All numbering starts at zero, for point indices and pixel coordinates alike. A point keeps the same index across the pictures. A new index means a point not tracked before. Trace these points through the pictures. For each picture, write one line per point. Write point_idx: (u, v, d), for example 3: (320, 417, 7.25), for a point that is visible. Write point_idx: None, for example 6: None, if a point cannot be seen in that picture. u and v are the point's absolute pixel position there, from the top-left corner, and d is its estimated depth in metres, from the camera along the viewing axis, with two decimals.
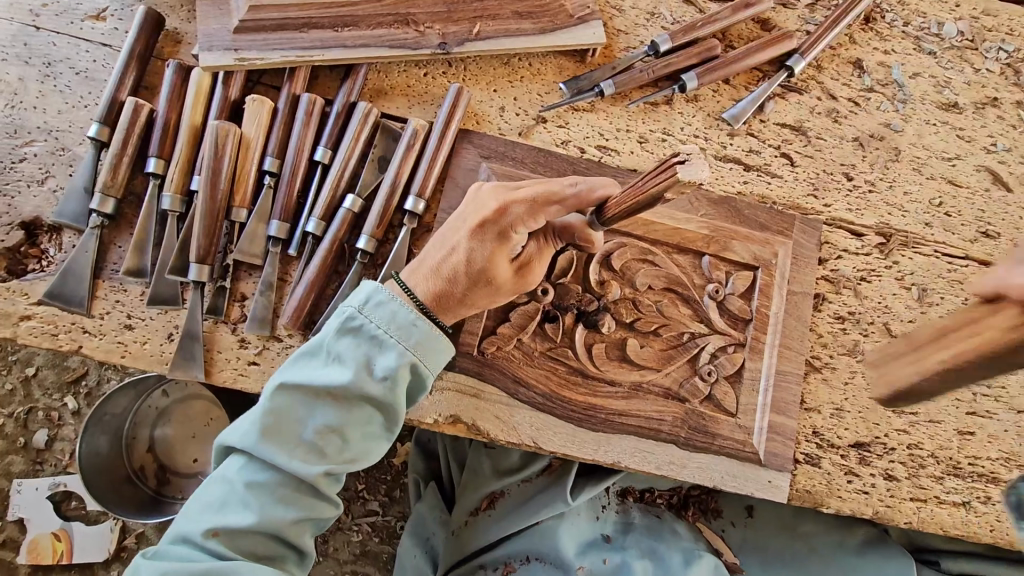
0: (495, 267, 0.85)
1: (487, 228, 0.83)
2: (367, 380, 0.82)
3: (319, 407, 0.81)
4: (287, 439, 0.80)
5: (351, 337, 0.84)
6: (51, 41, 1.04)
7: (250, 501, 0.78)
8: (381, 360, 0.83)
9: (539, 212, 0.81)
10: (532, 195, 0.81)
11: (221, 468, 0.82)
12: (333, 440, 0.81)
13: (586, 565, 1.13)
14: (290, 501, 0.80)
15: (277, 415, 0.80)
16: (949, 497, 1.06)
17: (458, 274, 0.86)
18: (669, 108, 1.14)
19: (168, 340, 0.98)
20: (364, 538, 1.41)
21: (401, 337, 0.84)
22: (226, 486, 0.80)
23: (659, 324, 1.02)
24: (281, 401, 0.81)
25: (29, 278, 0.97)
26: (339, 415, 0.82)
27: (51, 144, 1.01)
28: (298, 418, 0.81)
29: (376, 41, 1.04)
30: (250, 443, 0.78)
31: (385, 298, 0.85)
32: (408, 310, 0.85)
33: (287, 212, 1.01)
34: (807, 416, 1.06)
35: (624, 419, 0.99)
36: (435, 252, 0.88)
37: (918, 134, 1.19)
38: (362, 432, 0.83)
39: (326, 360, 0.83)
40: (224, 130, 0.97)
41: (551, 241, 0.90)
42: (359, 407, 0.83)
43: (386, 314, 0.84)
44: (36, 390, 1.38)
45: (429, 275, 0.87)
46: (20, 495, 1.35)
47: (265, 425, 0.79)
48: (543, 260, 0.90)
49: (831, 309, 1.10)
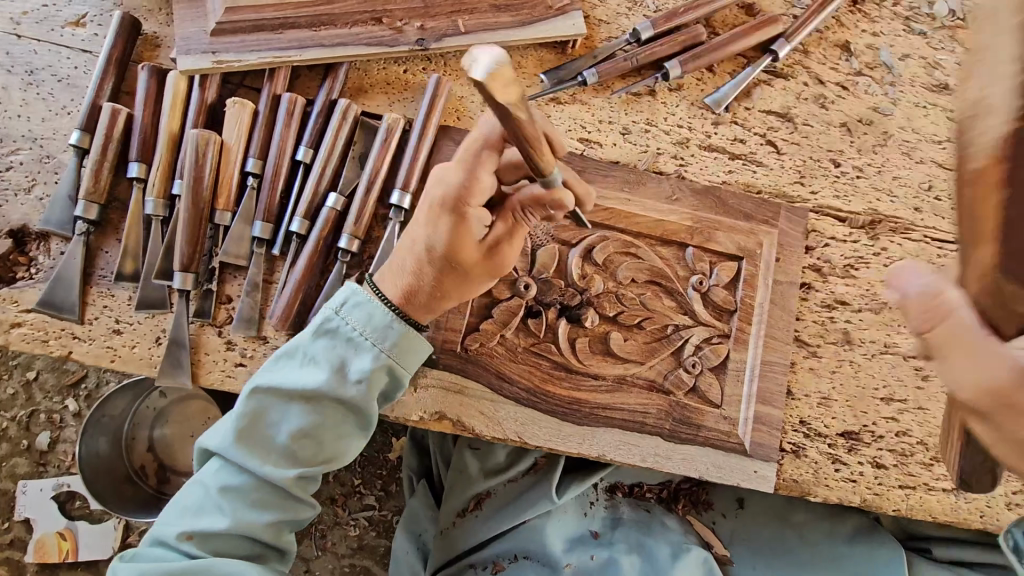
0: (456, 249, 0.82)
1: (434, 214, 0.82)
2: (342, 383, 0.83)
3: (294, 411, 0.82)
4: (263, 441, 0.81)
5: (326, 340, 0.85)
6: (31, 49, 1.05)
7: (225, 505, 0.80)
8: (355, 363, 0.84)
9: (470, 180, 0.78)
10: (463, 161, 0.79)
11: (198, 471, 0.83)
12: (306, 443, 0.83)
13: (574, 561, 1.15)
14: (265, 504, 0.81)
15: (252, 418, 0.81)
16: (938, 484, 1.06)
17: (422, 267, 0.85)
18: (652, 99, 1.13)
19: (155, 344, 0.99)
20: (361, 532, 1.43)
21: (375, 339, 0.85)
22: (201, 489, 0.81)
23: (642, 317, 1.02)
24: (257, 405, 0.82)
25: (19, 286, 0.99)
26: (314, 418, 0.83)
27: (36, 152, 1.02)
28: (273, 421, 0.82)
29: (353, 39, 1.04)
30: (225, 446, 0.80)
31: (360, 300, 0.86)
32: (383, 312, 0.86)
33: (270, 213, 1.01)
34: (794, 406, 1.06)
35: (609, 413, 1.00)
36: (399, 248, 0.88)
37: (908, 118, 1.17)
38: (338, 434, 0.84)
39: (301, 362, 0.84)
40: (204, 138, 0.97)
41: (520, 219, 0.84)
42: (334, 410, 0.84)
43: (360, 316, 0.85)
44: (37, 393, 1.41)
45: (405, 277, 0.87)
46: (26, 496, 1.38)
47: (240, 428, 0.81)
48: (515, 239, 0.85)
49: (819, 298, 1.09)
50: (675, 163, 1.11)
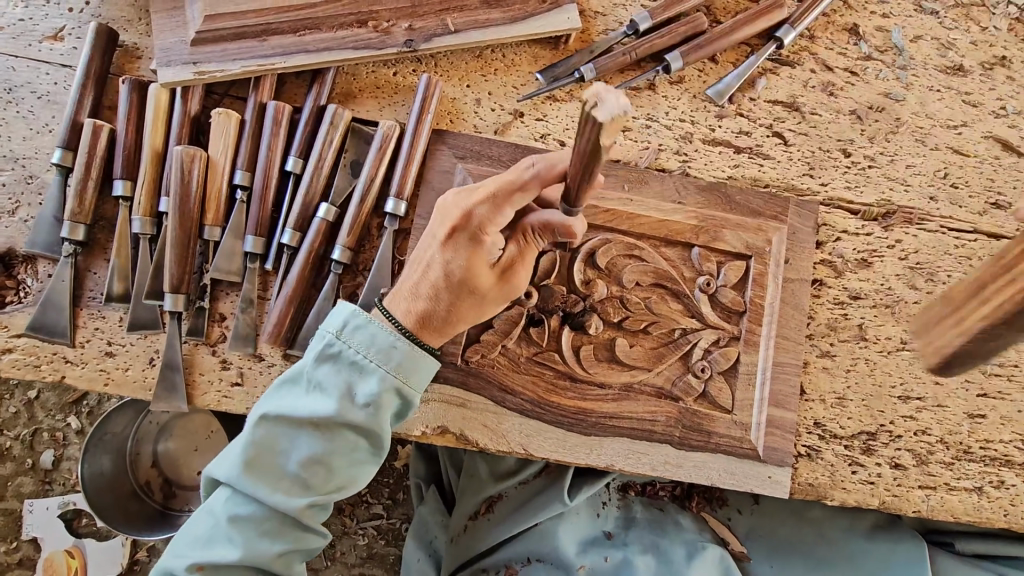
0: (475, 274, 0.82)
1: (458, 236, 0.81)
2: (350, 409, 0.80)
3: (302, 439, 0.80)
4: (272, 471, 0.80)
5: (331, 364, 0.82)
6: (10, 66, 1.02)
7: (234, 536, 0.78)
8: (362, 387, 0.81)
9: (502, 206, 0.78)
10: (490, 191, 0.78)
11: (208, 500, 0.82)
12: (316, 471, 0.80)
13: (587, 563, 1.13)
14: (275, 533, 0.80)
15: (260, 447, 0.80)
16: (960, 483, 1.03)
17: (439, 290, 0.84)
18: (652, 93, 1.09)
19: (149, 366, 0.97)
20: (370, 541, 1.42)
21: (382, 361, 0.82)
22: (210, 519, 0.80)
23: (648, 322, 0.99)
24: (264, 433, 0.80)
25: (7, 311, 0.96)
26: (322, 446, 0.80)
27: (19, 172, 1.00)
28: (281, 450, 0.80)
29: (338, 43, 1.00)
30: (233, 476, 0.78)
31: (363, 321, 0.83)
32: (389, 333, 0.83)
33: (261, 226, 0.98)
34: (808, 408, 1.02)
35: (616, 422, 0.97)
36: (412, 273, 0.86)
37: (921, 103, 1.12)
38: (348, 461, 0.82)
39: (307, 388, 0.81)
40: (189, 155, 0.95)
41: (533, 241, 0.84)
42: (342, 436, 0.81)
43: (365, 337, 0.82)
44: (39, 412, 1.40)
45: (407, 297, 0.85)
46: (32, 515, 1.37)
47: (247, 459, 0.79)
48: (527, 262, 0.85)
49: (831, 294, 1.05)
50: (678, 160, 1.07)
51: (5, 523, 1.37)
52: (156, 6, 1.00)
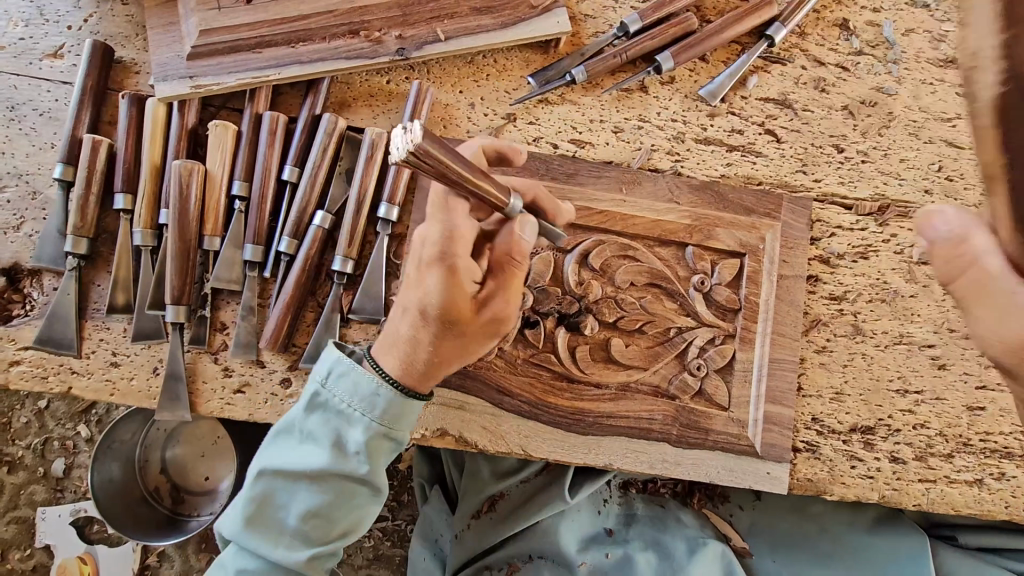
0: (450, 306, 0.82)
1: (426, 269, 0.83)
2: (340, 459, 0.85)
3: (298, 491, 0.85)
4: (273, 524, 0.86)
5: (321, 416, 0.87)
6: (12, 84, 1.04)
7: None
8: (351, 437, 0.85)
9: (451, 218, 0.82)
10: (436, 211, 0.83)
11: (221, 554, 0.89)
12: (315, 521, 0.86)
13: (589, 560, 1.14)
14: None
15: (259, 501, 0.86)
16: (960, 476, 1.03)
17: (421, 331, 0.84)
18: (644, 94, 1.09)
19: (153, 375, 0.99)
20: (375, 543, 1.43)
21: (365, 410, 0.85)
22: (223, 571, 0.87)
23: (643, 322, 0.99)
24: (262, 487, 0.86)
25: (15, 324, 0.99)
26: (318, 497, 0.85)
27: (23, 188, 1.02)
28: (279, 502, 0.86)
29: (331, 53, 1.01)
30: (237, 531, 0.85)
31: (343, 371, 0.86)
32: (369, 380, 0.85)
33: (259, 235, 0.99)
34: (805, 403, 1.03)
35: (613, 421, 0.98)
36: (398, 320, 0.87)
37: (914, 96, 1.12)
38: (344, 508, 0.87)
39: (301, 440, 0.87)
40: (187, 168, 0.96)
41: (506, 266, 0.83)
42: (336, 486, 0.86)
43: (346, 388, 0.86)
44: (49, 421, 1.42)
45: (394, 343, 0.87)
46: (45, 522, 1.40)
47: (249, 514, 0.85)
48: (508, 291, 0.84)
49: (826, 290, 1.06)
50: (670, 159, 1.07)
51: (19, 531, 1.40)
52: (152, 22, 1.01)
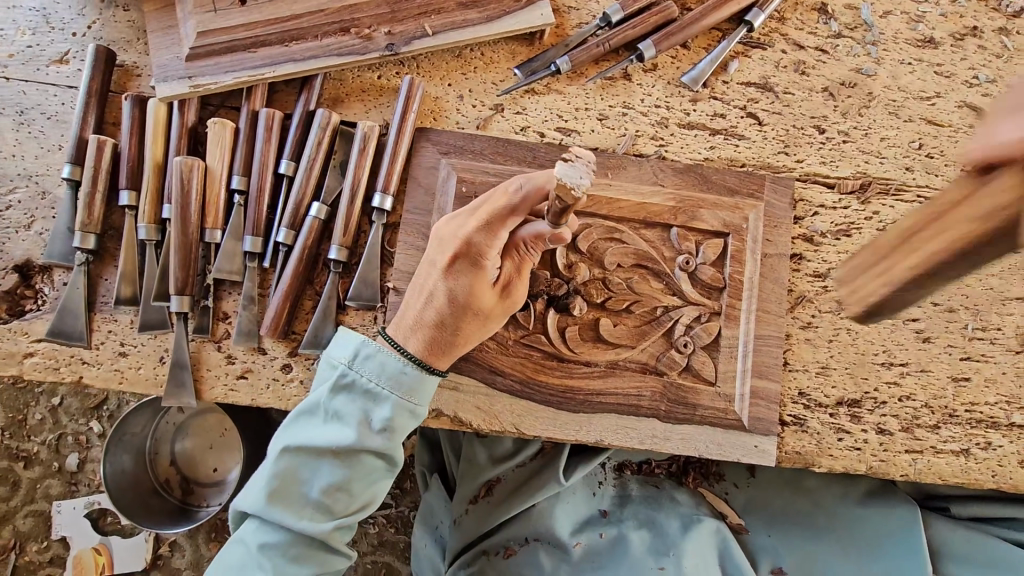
0: (478, 296, 0.90)
1: (460, 263, 0.90)
2: (367, 435, 0.90)
3: (324, 466, 0.90)
4: (297, 498, 0.90)
5: (347, 394, 0.91)
6: (21, 90, 1.09)
7: (265, 562, 0.88)
8: (376, 414, 0.90)
9: (497, 229, 0.87)
10: (482, 217, 0.87)
11: (239, 529, 0.93)
12: (338, 495, 0.90)
13: (583, 541, 1.17)
14: (303, 557, 0.90)
15: (284, 477, 0.90)
16: (947, 446, 1.04)
17: (444, 315, 0.92)
18: (628, 82, 1.12)
19: (160, 363, 1.03)
20: (380, 529, 1.47)
21: (392, 388, 0.91)
22: (243, 546, 0.91)
23: (630, 302, 1.02)
24: (287, 463, 0.90)
25: (28, 318, 1.03)
26: (342, 472, 0.90)
27: (33, 189, 1.07)
28: (303, 478, 0.90)
29: (323, 51, 1.05)
30: (262, 507, 0.88)
31: (372, 351, 0.92)
32: (396, 360, 0.91)
33: (258, 226, 1.03)
34: (792, 377, 1.05)
35: (603, 398, 1.00)
36: (416, 302, 0.94)
37: (893, 76, 1.14)
38: (366, 483, 0.92)
39: (326, 418, 0.91)
40: (188, 165, 1.00)
41: (526, 259, 0.93)
42: (359, 461, 0.90)
43: (374, 367, 0.91)
44: (63, 417, 1.47)
45: (413, 326, 0.93)
46: (61, 515, 1.45)
47: (274, 488, 0.89)
48: (523, 278, 0.95)
49: (810, 267, 1.08)
50: (654, 144, 1.10)
51: (36, 524, 1.45)
52: (152, 26, 1.06)
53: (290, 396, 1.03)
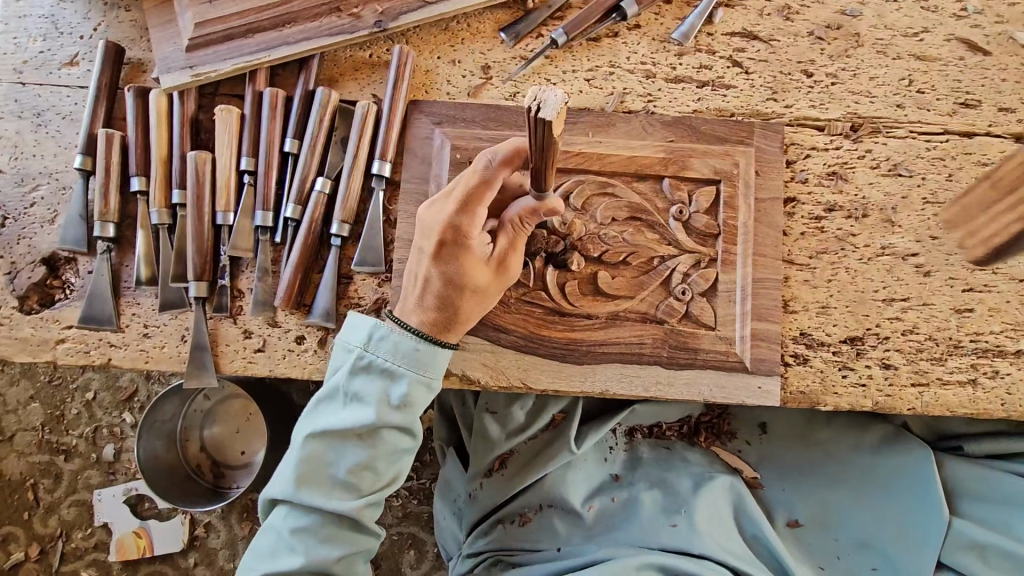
0: (471, 275, 0.92)
1: (445, 247, 0.92)
2: (386, 411, 0.93)
3: (348, 447, 0.94)
4: (325, 480, 0.94)
5: (365, 375, 0.95)
6: (37, 94, 1.15)
7: (297, 545, 0.93)
8: (394, 391, 0.94)
9: (475, 208, 0.89)
10: (458, 198, 0.89)
11: (271, 518, 0.97)
12: (364, 473, 0.95)
13: (596, 505, 1.22)
14: (335, 537, 0.95)
15: (312, 461, 0.94)
16: (952, 377, 1.05)
17: (443, 298, 0.94)
18: (613, 41, 1.14)
19: (182, 341, 1.08)
20: (404, 501, 1.51)
21: (407, 364, 0.94)
22: (276, 533, 0.95)
23: (627, 254, 1.04)
24: (313, 448, 0.95)
25: (58, 306, 1.09)
26: (367, 453, 0.94)
27: (54, 185, 1.13)
28: (330, 461, 0.94)
29: (316, 32, 1.09)
30: (291, 492, 0.93)
31: (384, 332, 0.95)
32: (408, 338, 0.94)
33: (268, 202, 1.08)
34: (792, 318, 1.06)
35: (606, 348, 1.03)
36: (414, 288, 0.97)
37: (878, 15, 1.14)
38: (391, 459, 0.96)
39: (347, 401, 0.95)
40: (202, 156, 1.06)
41: (518, 232, 0.94)
42: (383, 439, 0.94)
43: (388, 346, 0.94)
44: (97, 410, 1.55)
45: (416, 308, 0.96)
46: (102, 503, 1.52)
47: (302, 473, 0.94)
48: (518, 251, 0.96)
49: (805, 210, 1.09)
50: (642, 101, 1.12)
51: (79, 512, 1.52)
52: (152, 22, 1.11)
53: (306, 365, 1.07)
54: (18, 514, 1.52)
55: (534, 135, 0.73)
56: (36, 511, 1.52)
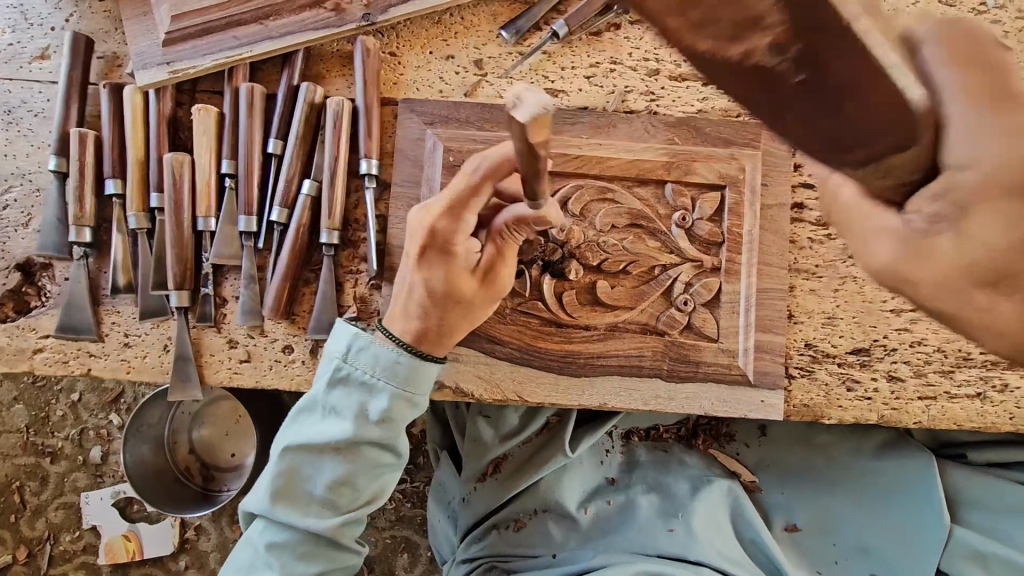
0: (455, 284, 0.88)
1: (430, 252, 0.87)
2: (365, 426, 0.90)
3: (325, 463, 0.91)
4: (301, 496, 0.91)
5: (344, 388, 0.91)
6: (6, 89, 1.09)
7: (273, 561, 0.90)
8: (373, 405, 0.90)
9: (461, 215, 0.84)
10: (446, 203, 0.84)
11: (248, 531, 0.94)
12: (341, 489, 0.91)
13: (591, 510, 1.20)
14: (312, 555, 0.92)
15: (288, 475, 0.91)
16: (960, 390, 1.02)
17: (427, 308, 0.90)
18: (614, 35, 1.08)
19: (164, 352, 1.04)
20: (397, 505, 1.49)
21: (387, 378, 0.90)
22: (252, 547, 0.93)
23: (627, 263, 1.00)
24: (289, 461, 0.91)
25: (34, 314, 1.05)
26: (344, 469, 0.90)
27: (27, 187, 1.07)
28: (307, 476, 0.91)
29: (300, 26, 1.03)
30: (266, 507, 0.90)
31: (365, 343, 0.91)
32: (390, 350, 0.90)
33: (251, 205, 1.03)
34: (797, 330, 1.03)
35: (605, 361, 0.99)
36: (399, 296, 0.93)
37: None
38: (370, 476, 0.92)
39: (325, 414, 0.91)
40: (178, 160, 1.01)
41: (506, 241, 0.89)
42: (361, 455, 0.91)
43: (369, 358, 0.90)
44: (83, 412, 1.51)
45: (401, 318, 0.93)
46: (90, 505, 1.49)
47: (276, 488, 0.90)
48: (508, 261, 0.91)
49: (813, 217, 1.04)
50: (645, 100, 1.06)
51: (67, 515, 1.50)
52: (127, 14, 1.05)
53: (293, 376, 1.03)
54: (5, 517, 1.50)
55: (517, 138, 0.63)
56: (23, 514, 1.50)
